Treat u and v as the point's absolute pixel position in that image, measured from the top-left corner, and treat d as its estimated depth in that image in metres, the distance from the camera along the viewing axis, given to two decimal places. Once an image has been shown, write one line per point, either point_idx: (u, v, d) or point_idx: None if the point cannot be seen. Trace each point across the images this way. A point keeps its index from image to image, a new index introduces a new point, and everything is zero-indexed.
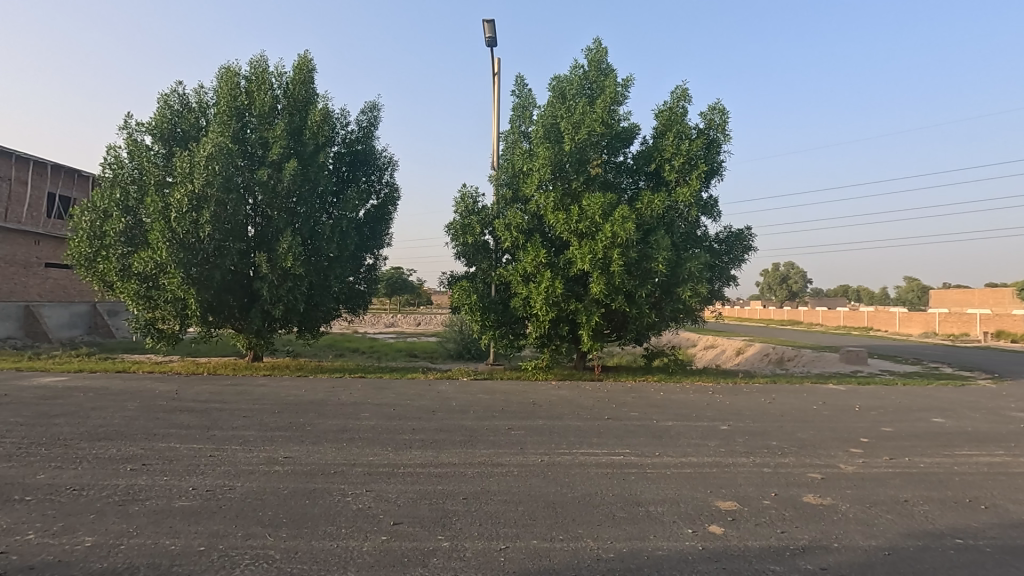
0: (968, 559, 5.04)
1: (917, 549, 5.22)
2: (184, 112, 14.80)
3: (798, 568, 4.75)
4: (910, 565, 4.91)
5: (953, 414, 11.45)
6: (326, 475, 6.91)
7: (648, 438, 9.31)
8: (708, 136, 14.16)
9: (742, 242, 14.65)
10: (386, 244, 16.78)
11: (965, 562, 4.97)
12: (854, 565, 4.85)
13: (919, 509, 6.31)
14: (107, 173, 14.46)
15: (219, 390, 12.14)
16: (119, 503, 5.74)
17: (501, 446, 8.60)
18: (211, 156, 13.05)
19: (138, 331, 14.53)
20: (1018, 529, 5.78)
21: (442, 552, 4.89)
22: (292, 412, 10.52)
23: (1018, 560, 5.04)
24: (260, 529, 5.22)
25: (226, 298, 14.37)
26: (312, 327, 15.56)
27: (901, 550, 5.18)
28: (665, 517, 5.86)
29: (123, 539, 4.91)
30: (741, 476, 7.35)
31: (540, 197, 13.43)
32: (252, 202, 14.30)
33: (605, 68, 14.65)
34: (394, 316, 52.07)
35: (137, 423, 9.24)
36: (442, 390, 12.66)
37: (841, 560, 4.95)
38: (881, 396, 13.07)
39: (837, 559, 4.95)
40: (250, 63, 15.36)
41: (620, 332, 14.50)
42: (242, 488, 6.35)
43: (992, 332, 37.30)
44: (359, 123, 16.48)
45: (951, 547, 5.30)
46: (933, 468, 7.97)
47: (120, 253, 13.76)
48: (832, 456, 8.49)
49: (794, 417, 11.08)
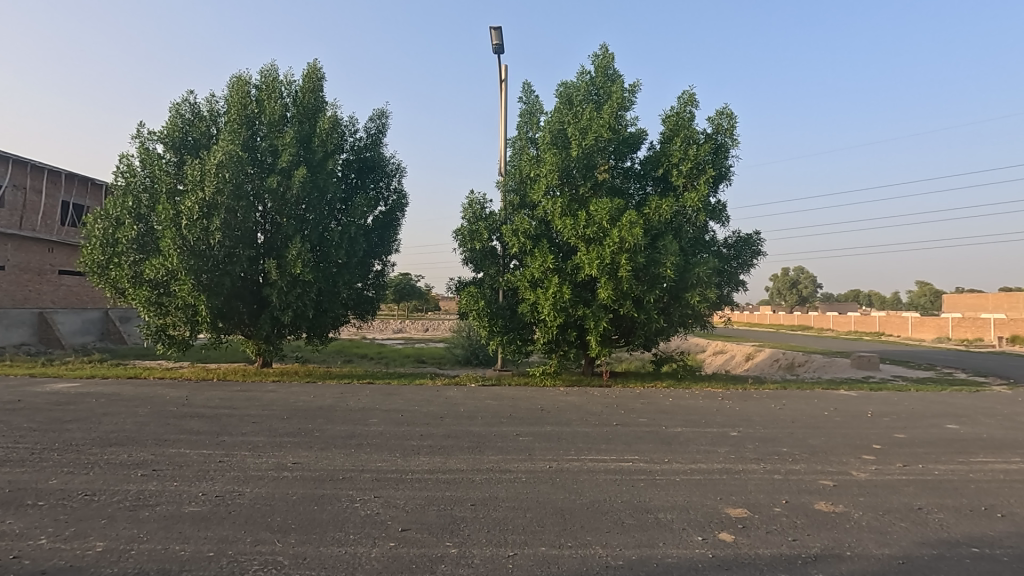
0: (984, 568, 4.95)
1: (933, 558, 5.14)
2: (196, 120, 14.93)
3: None
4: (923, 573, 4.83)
5: (968, 420, 11.28)
6: (335, 480, 6.94)
7: (657, 445, 9.26)
8: (717, 141, 14.07)
9: (751, 247, 14.59)
10: (394, 250, 16.76)
11: (981, 571, 4.89)
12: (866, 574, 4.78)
13: (934, 517, 6.22)
14: (119, 181, 14.59)
15: (230, 396, 12.20)
16: (130, 509, 5.77)
17: (509, 452, 8.59)
18: (221, 164, 13.15)
19: (149, 338, 14.60)
20: None
21: (450, 559, 4.87)
22: (301, 418, 10.55)
23: None
24: (269, 535, 5.23)
25: (236, 305, 14.40)
26: (321, 334, 15.59)
27: (915, 559, 5.10)
28: (674, 524, 5.82)
29: (133, 544, 4.93)
30: (752, 484, 7.28)
31: (547, 203, 13.46)
32: (262, 210, 14.36)
33: (612, 74, 14.62)
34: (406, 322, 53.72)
35: (148, 429, 9.32)
36: (451, 396, 12.63)
37: (855, 568, 4.88)
38: (894, 402, 12.92)
39: (849, 568, 4.89)
40: (261, 72, 15.50)
41: (628, 338, 14.34)
42: (251, 493, 6.37)
43: (1006, 337, 36.66)
44: (368, 130, 16.56)
45: (967, 556, 5.20)
46: (948, 476, 7.87)
47: (131, 260, 13.85)
48: (845, 463, 8.39)
49: (804, 423, 10.96)
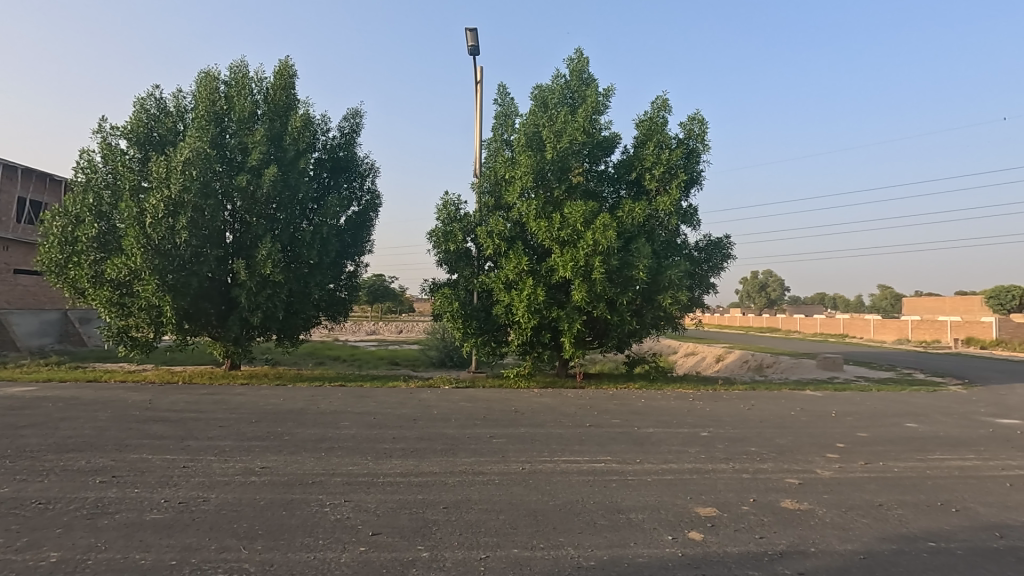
0: (942, 562, 5.14)
1: (892, 553, 5.32)
2: (162, 116, 14.48)
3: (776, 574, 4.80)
4: (886, 568, 4.99)
5: (926, 419, 11.73)
6: (304, 485, 6.82)
7: (629, 445, 9.37)
8: (688, 146, 14.32)
9: (721, 250, 14.86)
10: (367, 251, 16.55)
11: (939, 565, 5.07)
12: (831, 570, 4.90)
13: (894, 513, 6.44)
14: (80, 177, 14.06)
15: (195, 399, 11.89)
16: (87, 517, 5.57)
17: (482, 454, 8.58)
18: (189, 161, 12.81)
19: (110, 340, 14.12)
20: (988, 532, 5.92)
21: (422, 562, 4.84)
22: (271, 422, 10.35)
23: (987, 562, 5.17)
24: (235, 542, 5.11)
25: (203, 306, 14.04)
26: (292, 336, 15.30)
27: (876, 554, 5.26)
28: (645, 523, 5.90)
29: (90, 554, 4.77)
30: (721, 483, 7.41)
31: (522, 205, 13.44)
32: (231, 209, 14.03)
33: (587, 77, 14.76)
34: (388, 323, 54.69)
35: (108, 434, 9.02)
36: (425, 398, 12.54)
37: (818, 564, 5.01)
38: (857, 401, 13.34)
39: (814, 564, 5.01)
40: (229, 69, 15.16)
41: (602, 339, 14.44)
42: (217, 499, 6.22)
43: (961, 339, 38.23)
44: (341, 129, 16.34)
45: (925, 550, 5.40)
46: (907, 473, 8.16)
47: (92, 259, 13.38)
48: (810, 461, 8.62)
49: (773, 423, 11.24)
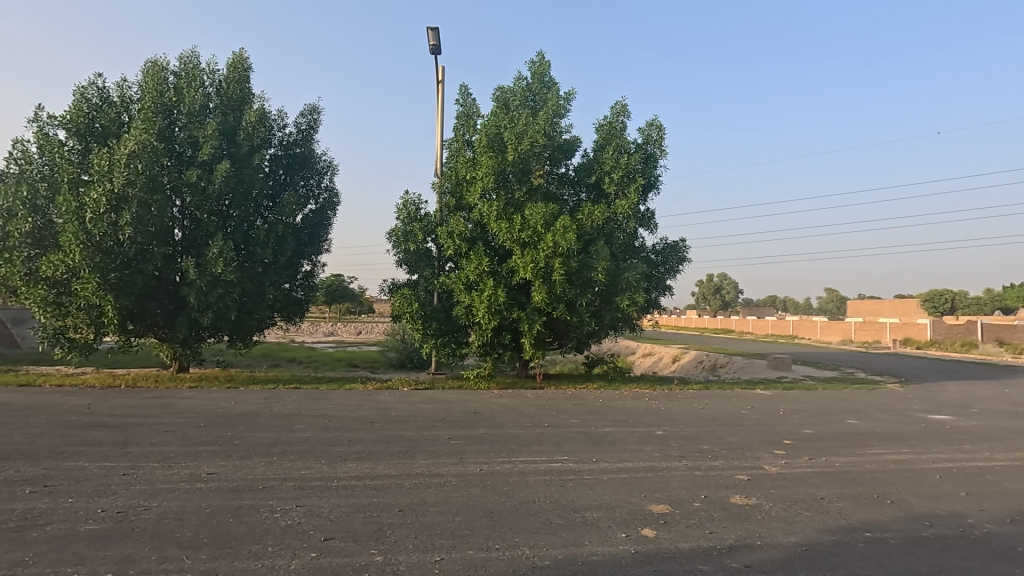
0: (875, 551, 5.42)
1: (831, 544, 5.58)
2: (105, 106, 13.76)
3: (724, 567, 4.96)
4: (825, 559, 5.22)
5: (866, 416, 12.32)
6: (253, 491, 6.61)
7: (588, 445, 9.50)
8: (646, 151, 14.61)
9: (677, 253, 15.21)
10: (324, 250, 16.17)
11: (872, 554, 5.35)
12: (775, 562, 5.10)
13: (835, 506, 6.75)
14: (13, 168, 13.23)
15: (138, 403, 11.35)
16: (14, 530, 5.25)
17: (441, 456, 8.52)
18: (134, 154, 12.21)
19: (45, 341, 13.34)
20: (916, 521, 6.27)
21: (375, 567, 4.77)
22: (220, 426, 9.99)
23: (917, 550, 5.49)
24: (177, 551, 4.92)
25: (148, 305, 13.44)
26: (244, 337, 14.82)
27: (816, 546, 5.51)
28: (600, 522, 5.99)
29: (18, 569, 4.50)
30: (674, 481, 7.59)
31: (483, 205, 13.41)
32: (179, 205, 13.47)
33: (548, 80, 14.86)
34: (344, 324, 53.62)
35: (41, 441, 8.52)
36: (381, 400, 12.37)
37: (763, 557, 5.20)
38: (804, 400, 13.90)
39: (760, 557, 5.20)
40: (178, 59, 14.55)
41: (562, 340, 14.58)
42: (158, 508, 5.96)
43: (898, 339, 40.50)
44: (298, 125, 15.91)
45: (860, 541, 5.69)
46: (847, 467, 8.57)
47: (26, 256, 12.62)
48: (759, 458, 8.95)
49: (724, 421, 11.60)
